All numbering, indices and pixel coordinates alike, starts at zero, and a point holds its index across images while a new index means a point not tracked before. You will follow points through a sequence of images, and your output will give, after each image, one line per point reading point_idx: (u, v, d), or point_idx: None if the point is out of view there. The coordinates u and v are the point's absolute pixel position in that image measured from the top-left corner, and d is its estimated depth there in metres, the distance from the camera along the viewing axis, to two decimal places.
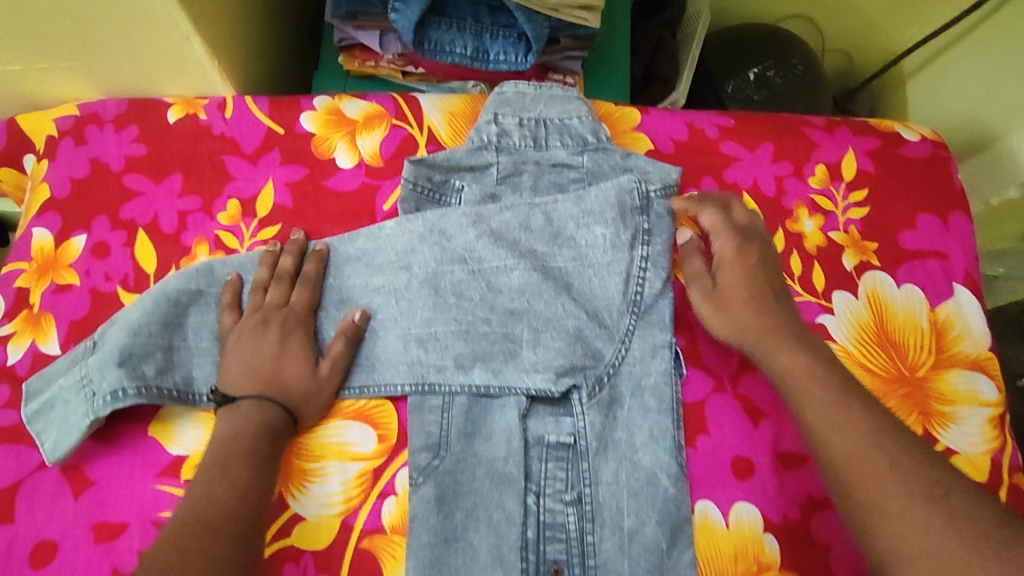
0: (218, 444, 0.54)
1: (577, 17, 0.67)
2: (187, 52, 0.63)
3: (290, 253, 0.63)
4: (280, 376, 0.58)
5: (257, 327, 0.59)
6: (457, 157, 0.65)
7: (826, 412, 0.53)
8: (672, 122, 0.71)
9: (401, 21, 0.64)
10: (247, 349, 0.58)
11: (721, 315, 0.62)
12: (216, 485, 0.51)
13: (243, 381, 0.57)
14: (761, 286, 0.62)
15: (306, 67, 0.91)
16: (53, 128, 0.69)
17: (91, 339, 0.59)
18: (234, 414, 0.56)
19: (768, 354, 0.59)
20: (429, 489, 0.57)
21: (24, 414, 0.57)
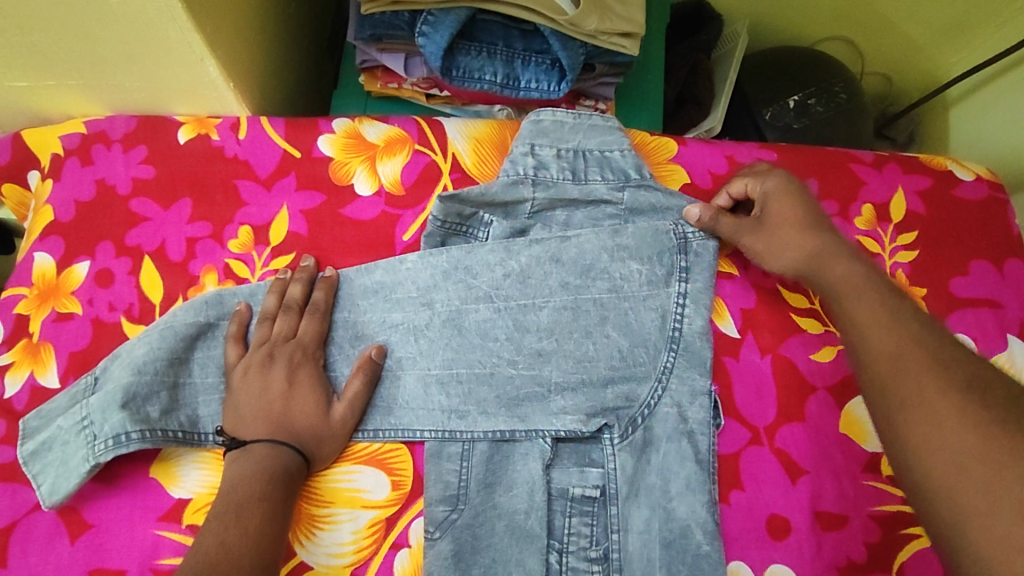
0: (230, 488, 0.50)
1: (615, 44, 0.64)
2: (201, 72, 0.60)
3: (299, 281, 0.59)
4: (291, 417, 0.54)
5: (264, 364, 0.55)
6: (492, 192, 0.61)
7: (874, 316, 0.51)
8: (711, 154, 0.68)
9: (429, 46, 0.60)
10: (254, 389, 0.54)
11: (774, 248, 0.60)
12: (229, 532, 0.47)
13: (251, 423, 0.53)
14: (810, 211, 0.59)
15: (325, 84, 0.88)
16: (58, 146, 0.66)
17: (92, 375, 0.55)
18: (245, 461, 0.51)
19: (823, 272, 0.57)
20: (446, 545, 0.53)
21: (19, 454, 0.54)
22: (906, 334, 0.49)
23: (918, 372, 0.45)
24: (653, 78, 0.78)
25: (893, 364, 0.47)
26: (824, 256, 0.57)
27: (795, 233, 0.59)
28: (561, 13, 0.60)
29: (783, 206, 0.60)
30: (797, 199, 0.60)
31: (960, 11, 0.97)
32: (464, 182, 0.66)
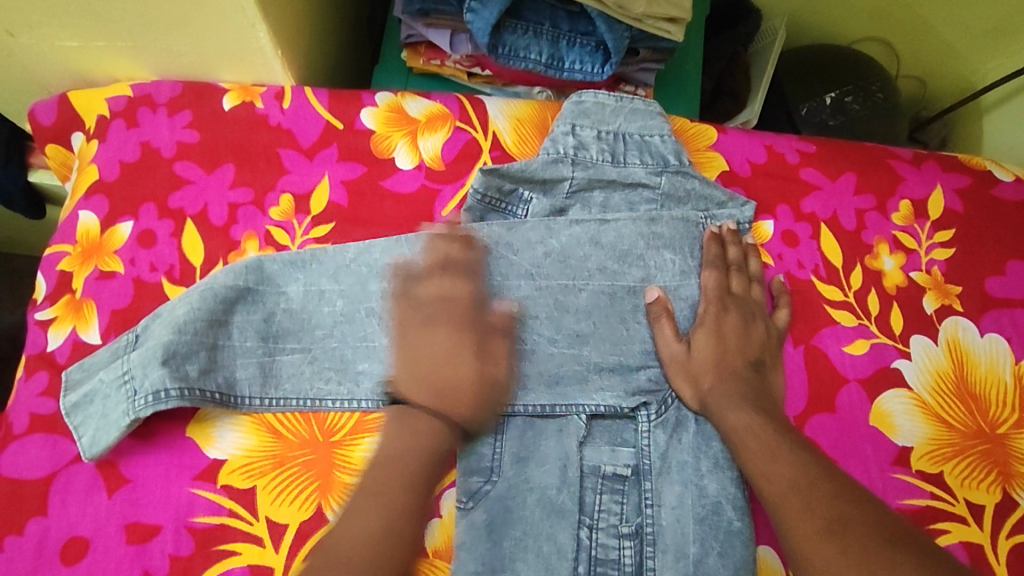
0: (383, 462, 0.51)
1: (660, 29, 0.64)
2: (250, 39, 0.61)
3: (429, 243, 0.59)
4: (425, 376, 0.55)
5: (424, 323, 0.57)
6: (532, 168, 0.62)
7: (763, 444, 0.53)
8: (750, 144, 0.68)
9: (477, 23, 0.60)
10: (425, 347, 0.56)
11: (692, 385, 0.58)
12: (373, 517, 0.48)
13: (419, 384, 0.55)
14: (733, 356, 0.59)
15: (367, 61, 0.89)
16: (105, 108, 0.67)
17: (133, 332, 0.56)
18: (401, 427, 0.53)
19: (719, 417, 0.56)
20: (479, 515, 0.54)
21: (62, 405, 0.55)
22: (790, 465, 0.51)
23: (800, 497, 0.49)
24: (690, 69, 0.78)
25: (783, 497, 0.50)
26: (724, 397, 0.56)
27: (709, 371, 0.58)
28: None
29: (709, 338, 0.59)
30: (733, 335, 0.59)
31: (1001, 16, 0.97)
32: (503, 160, 0.66)
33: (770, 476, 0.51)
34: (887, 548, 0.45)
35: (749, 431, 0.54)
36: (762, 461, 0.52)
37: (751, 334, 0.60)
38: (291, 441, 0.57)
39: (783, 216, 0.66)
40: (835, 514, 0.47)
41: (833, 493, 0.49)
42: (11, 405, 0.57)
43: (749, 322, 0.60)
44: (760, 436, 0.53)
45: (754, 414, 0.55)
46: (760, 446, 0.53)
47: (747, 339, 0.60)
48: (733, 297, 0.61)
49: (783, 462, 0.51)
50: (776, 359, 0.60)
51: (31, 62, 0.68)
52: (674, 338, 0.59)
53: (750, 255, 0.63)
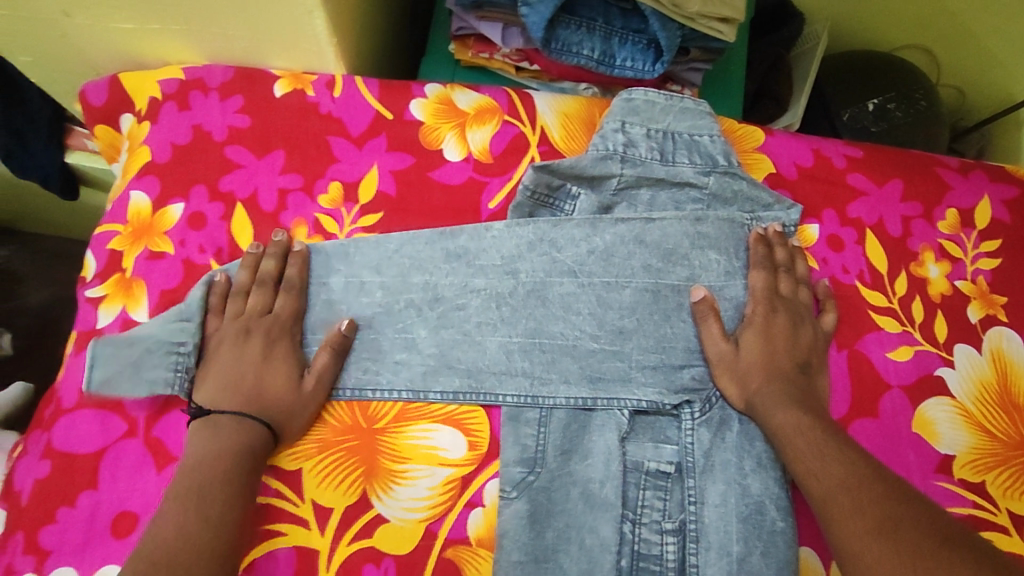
0: (193, 465, 0.50)
1: (713, 29, 0.64)
2: (307, 26, 0.61)
3: (272, 255, 0.59)
4: (246, 386, 0.55)
5: (239, 336, 0.56)
6: (582, 164, 0.62)
7: (815, 446, 0.53)
8: (797, 147, 0.68)
9: (532, 17, 0.60)
10: (228, 358, 0.55)
11: (738, 384, 0.58)
12: (188, 513, 0.47)
13: (225, 394, 0.54)
14: (779, 357, 0.59)
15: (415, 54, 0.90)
16: (157, 90, 0.67)
17: (189, 304, 0.58)
18: (212, 434, 0.52)
19: (765, 416, 0.56)
20: (522, 505, 0.54)
21: (93, 344, 0.54)
22: (845, 466, 0.51)
23: (854, 496, 0.48)
24: (733, 70, 0.78)
25: (834, 498, 0.49)
26: (769, 395, 0.56)
27: (758, 372, 0.58)
28: None
29: (758, 338, 0.59)
30: (781, 337, 0.59)
31: None
32: (550, 155, 0.66)
33: (819, 476, 0.51)
34: (943, 547, 0.43)
35: (798, 431, 0.54)
36: (810, 461, 0.52)
37: (800, 338, 0.60)
38: (337, 427, 0.57)
39: (829, 220, 0.66)
40: (885, 513, 0.47)
41: (884, 492, 0.48)
42: (62, 380, 0.58)
43: (797, 324, 0.60)
44: (809, 438, 0.53)
45: (804, 414, 0.55)
46: (809, 448, 0.53)
47: (795, 340, 0.60)
48: (782, 299, 0.61)
49: (834, 463, 0.51)
50: (822, 361, 0.60)
51: (84, 42, 0.68)
52: (721, 337, 0.59)
53: (800, 259, 0.63)
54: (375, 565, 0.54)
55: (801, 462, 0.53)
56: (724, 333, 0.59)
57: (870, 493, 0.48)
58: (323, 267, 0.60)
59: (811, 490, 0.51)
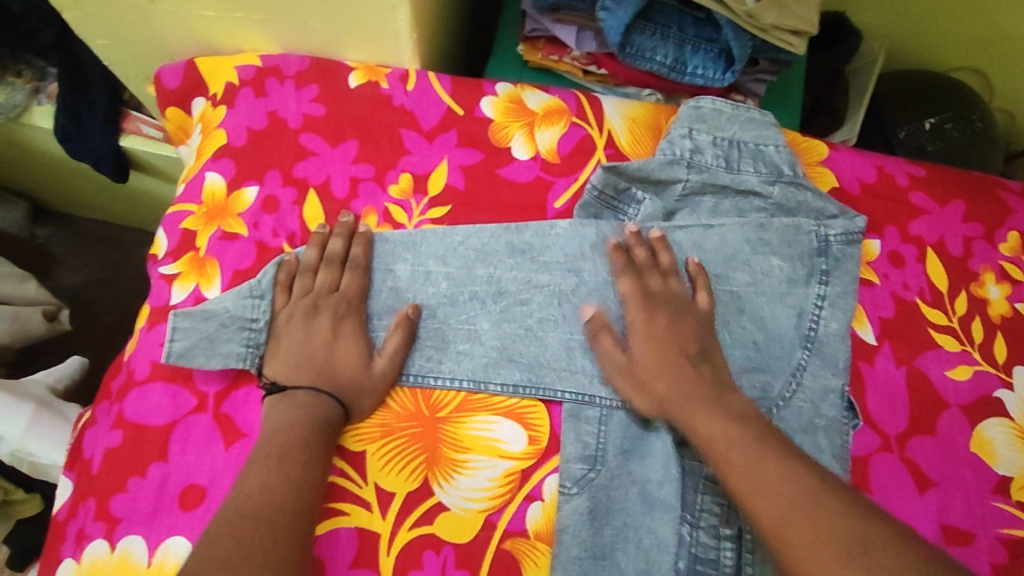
0: (273, 433, 0.52)
1: (785, 42, 0.65)
2: (389, 20, 0.62)
3: (339, 235, 0.60)
4: (316, 361, 0.56)
5: (309, 313, 0.57)
6: (649, 168, 0.63)
7: (743, 454, 0.51)
8: (861, 162, 0.69)
9: (610, 21, 0.62)
10: (298, 335, 0.57)
11: (642, 391, 0.57)
12: (272, 475, 0.50)
13: (296, 370, 0.56)
14: (675, 356, 0.57)
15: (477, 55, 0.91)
16: (234, 76, 0.69)
17: (260, 280, 0.59)
18: (289, 405, 0.54)
19: (691, 429, 0.54)
20: (583, 501, 0.55)
21: (172, 319, 0.55)
22: (788, 477, 0.49)
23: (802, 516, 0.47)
24: (790, 82, 0.79)
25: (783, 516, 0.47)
26: (690, 407, 0.55)
27: (659, 379, 0.56)
28: (742, 3, 0.61)
29: (647, 345, 0.58)
30: (670, 339, 0.58)
31: None
32: (617, 158, 0.67)
33: (761, 494, 0.49)
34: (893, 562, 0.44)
35: (722, 441, 0.52)
36: (749, 478, 0.49)
37: (684, 326, 0.58)
38: (400, 414, 0.58)
39: (891, 237, 0.67)
40: (834, 529, 0.46)
41: (825, 501, 0.47)
42: (134, 354, 0.60)
43: (678, 317, 0.59)
44: (745, 447, 0.51)
45: (725, 423, 0.53)
46: (745, 461, 0.50)
47: (698, 340, 0.58)
48: (653, 295, 0.59)
49: (778, 476, 0.49)
50: (715, 345, 0.59)
51: (164, 26, 0.70)
52: (614, 347, 0.58)
53: (761, 264, 0.62)
54: (435, 552, 0.54)
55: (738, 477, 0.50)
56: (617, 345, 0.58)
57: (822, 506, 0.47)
58: (391, 256, 0.61)
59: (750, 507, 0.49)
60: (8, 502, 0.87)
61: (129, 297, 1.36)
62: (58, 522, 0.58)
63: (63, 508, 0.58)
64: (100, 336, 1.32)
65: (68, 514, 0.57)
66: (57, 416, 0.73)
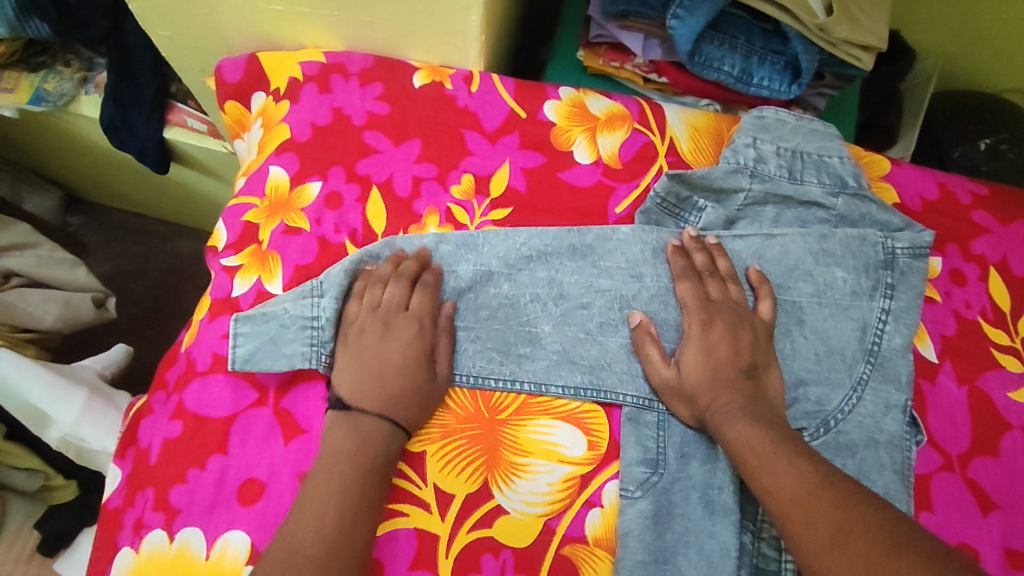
0: (332, 457, 0.52)
1: (853, 56, 0.64)
2: (459, 21, 0.63)
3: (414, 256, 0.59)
4: (384, 384, 0.55)
5: (381, 331, 0.57)
6: (713, 176, 0.63)
7: (756, 443, 0.52)
8: (923, 179, 0.69)
9: (681, 29, 0.62)
10: (370, 355, 0.56)
11: (688, 403, 0.56)
12: (328, 510, 0.49)
13: (367, 392, 0.55)
14: (724, 367, 0.56)
15: (529, 60, 0.91)
16: (298, 71, 0.69)
17: (319, 281, 0.58)
18: (352, 429, 0.53)
19: (721, 431, 0.54)
20: (646, 505, 0.55)
21: (234, 326, 0.55)
22: (804, 472, 0.49)
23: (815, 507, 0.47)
24: (845, 95, 0.79)
25: (794, 510, 0.48)
26: (724, 409, 0.54)
27: (704, 388, 0.56)
28: (814, 17, 0.61)
29: (698, 354, 0.56)
30: (723, 347, 0.57)
31: None
32: (678, 165, 0.67)
33: (772, 490, 0.50)
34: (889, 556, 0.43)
35: (748, 446, 0.52)
36: (762, 473, 0.51)
37: (741, 341, 0.57)
38: (460, 414, 0.57)
39: (954, 255, 0.66)
40: (836, 522, 0.46)
41: (835, 500, 0.47)
42: (194, 344, 0.60)
43: (736, 330, 0.57)
44: (761, 436, 0.52)
45: (754, 428, 0.53)
46: (758, 455, 0.52)
47: (755, 353, 0.57)
48: (714, 304, 0.58)
49: (797, 469, 0.50)
50: (769, 359, 0.58)
51: (230, 19, 0.70)
52: (660, 361, 0.57)
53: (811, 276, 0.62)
54: (494, 555, 0.54)
55: (752, 467, 0.51)
56: (662, 358, 0.57)
57: (832, 499, 0.47)
58: (452, 256, 0.60)
59: (770, 500, 0.50)
60: (46, 487, 0.88)
61: (155, 288, 1.37)
62: (110, 511, 0.59)
63: (113, 497, 0.59)
64: (126, 326, 1.33)
65: (124, 503, 0.58)
66: (107, 405, 0.78)
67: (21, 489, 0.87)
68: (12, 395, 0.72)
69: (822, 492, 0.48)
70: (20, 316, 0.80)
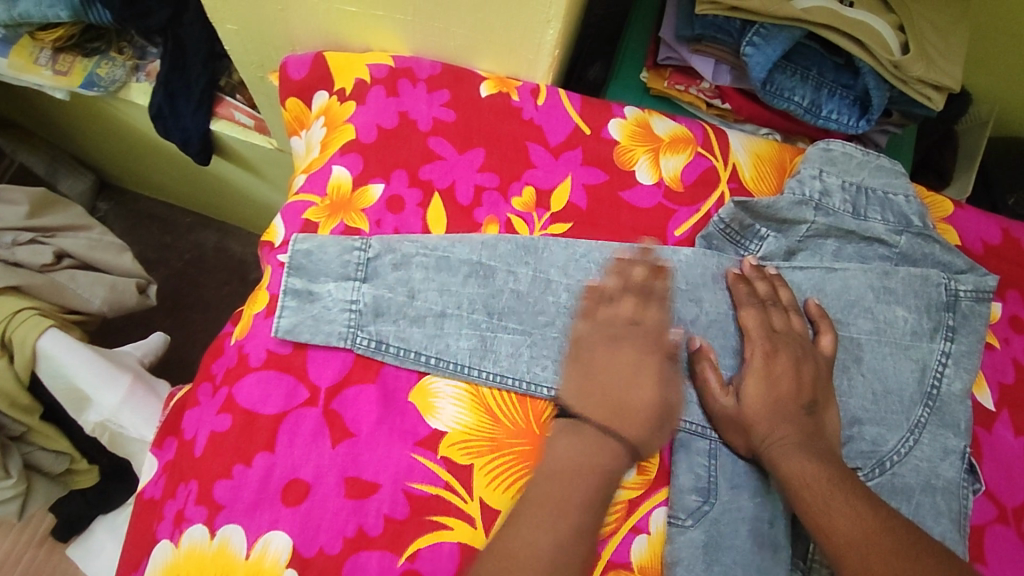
0: (561, 468, 0.51)
1: (924, 95, 0.65)
2: (536, 34, 0.63)
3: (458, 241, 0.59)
4: (597, 386, 0.54)
5: (610, 344, 0.56)
6: (779, 206, 0.62)
7: (816, 478, 0.50)
8: (986, 223, 0.69)
9: (756, 57, 0.63)
10: (602, 364, 0.55)
11: (744, 435, 0.55)
12: (542, 533, 0.48)
13: (592, 402, 0.54)
14: (785, 400, 0.55)
15: (583, 77, 0.92)
16: (365, 73, 0.69)
17: (366, 253, 0.57)
18: (579, 442, 0.52)
19: (777, 466, 0.53)
20: (697, 534, 0.53)
21: (284, 280, 0.56)
22: (863, 516, 0.48)
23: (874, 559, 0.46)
24: (907, 133, 0.79)
25: (853, 558, 0.46)
26: (780, 442, 0.53)
27: (763, 418, 0.55)
28: (890, 54, 0.62)
29: (757, 386, 0.55)
30: (786, 380, 0.56)
31: None
32: (740, 192, 0.67)
33: (828, 531, 0.48)
34: None
35: (804, 482, 0.51)
36: (819, 513, 0.49)
37: (804, 374, 0.56)
38: (510, 429, 0.55)
39: (1012, 301, 0.66)
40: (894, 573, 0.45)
41: (894, 549, 0.46)
42: (247, 338, 0.58)
43: (800, 362, 0.57)
44: (821, 471, 0.51)
45: (812, 462, 0.51)
46: (814, 496, 0.50)
47: (816, 386, 0.56)
48: (777, 334, 0.58)
49: (856, 514, 0.48)
50: (829, 395, 0.57)
51: (302, 19, 0.71)
52: (719, 389, 0.56)
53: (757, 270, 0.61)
54: None
55: (809, 506, 0.50)
56: (722, 386, 0.56)
57: (890, 545, 0.46)
58: (514, 258, 0.59)
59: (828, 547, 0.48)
60: (70, 470, 0.86)
61: (175, 279, 1.37)
62: (145, 501, 0.57)
63: (149, 486, 0.57)
64: (146, 315, 1.32)
65: (163, 494, 0.55)
66: (149, 392, 0.78)
67: (43, 470, 0.83)
68: (62, 374, 0.75)
69: (882, 542, 0.46)
70: (70, 297, 0.81)
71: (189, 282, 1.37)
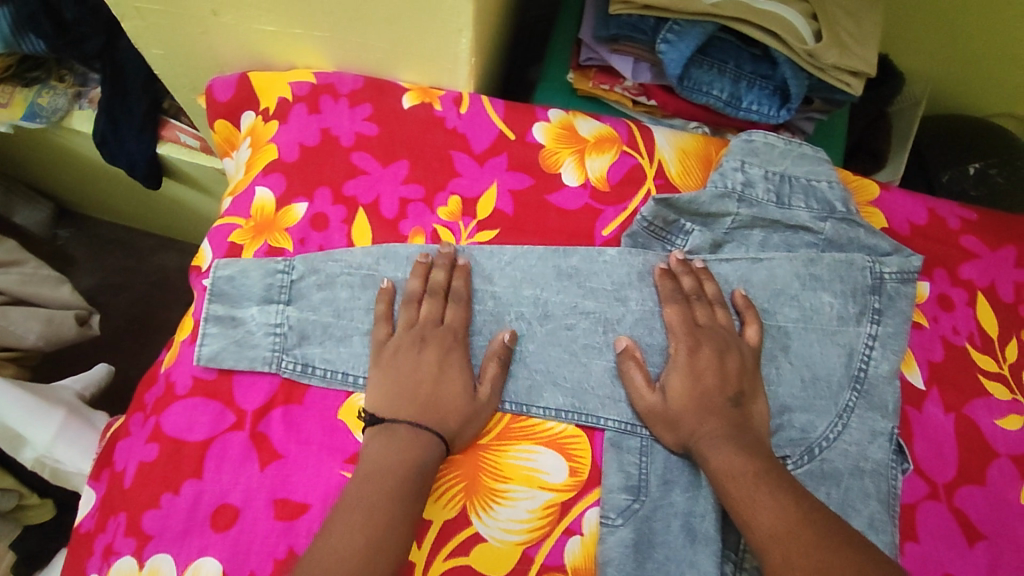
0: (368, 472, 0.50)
1: (841, 81, 0.65)
2: (450, 43, 0.63)
3: (442, 265, 0.59)
4: (412, 391, 0.54)
5: (416, 346, 0.56)
6: (701, 200, 0.63)
7: (741, 471, 0.51)
8: (912, 204, 0.70)
9: (670, 54, 0.63)
10: (405, 367, 0.55)
11: (671, 429, 0.56)
12: (357, 535, 0.47)
13: (398, 402, 0.54)
14: (710, 395, 0.55)
15: (520, 78, 0.92)
16: (288, 91, 0.69)
17: (289, 275, 0.59)
18: (388, 442, 0.52)
19: (705, 461, 0.53)
20: (627, 533, 0.54)
21: (206, 307, 0.58)
22: (789, 510, 0.48)
23: (796, 552, 0.45)
24: (835, 118, 0.80)
25: (775, 549, 0.46)
26: (704, 435, 0.54)
27: (690, 414, 0.55)
28: (803, 43, 0.62)
29: (683, 381, 0.56)
30: (710, 374, 0.56)
31: None
32: (666, 188, 0.67)
33: (753, 525, 0.48)
34: None
35: (731, 475, 0.51)
36: (744, 506, 0.49)
37: (728, 365, 0.57)
38: None
39: (939, 279, 0.67)
40: (814, 565, 0.44)
41: (814, 541, 0.45)
42: (173, 366, 0.58)
43: (723, 353, 0.57)
44: (747, 462, 0.51)
45: (739, 455, 0.52)
46: (739, 492, 0.50)
47: (742, 377, 0.57)
48: (702, 330, 0.58)
49: (779, 508, 0.48)
50: (755, 385, 0.57)
51: (223, 41, 0.70)
52: (645, 386, 0.56)
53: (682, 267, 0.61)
54: None
55: (734, 500, 0.50)
56: (648, 383, 0.56)
57: (813, 535, 0.46)
58: None
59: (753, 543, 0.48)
60: (19, 505, 0.86)
61: (138, 303, 1.36)
62: (81, 535, 0.56)
63: (84, 520, 0.57)
64: (111, 342, 1.32)
65: (96, 527, 0.55)
66: (85, 426, 0.80)
67: None
68: None
69: (804, 534, 0.46)
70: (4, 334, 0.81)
71: (152, 305, 1.36)
